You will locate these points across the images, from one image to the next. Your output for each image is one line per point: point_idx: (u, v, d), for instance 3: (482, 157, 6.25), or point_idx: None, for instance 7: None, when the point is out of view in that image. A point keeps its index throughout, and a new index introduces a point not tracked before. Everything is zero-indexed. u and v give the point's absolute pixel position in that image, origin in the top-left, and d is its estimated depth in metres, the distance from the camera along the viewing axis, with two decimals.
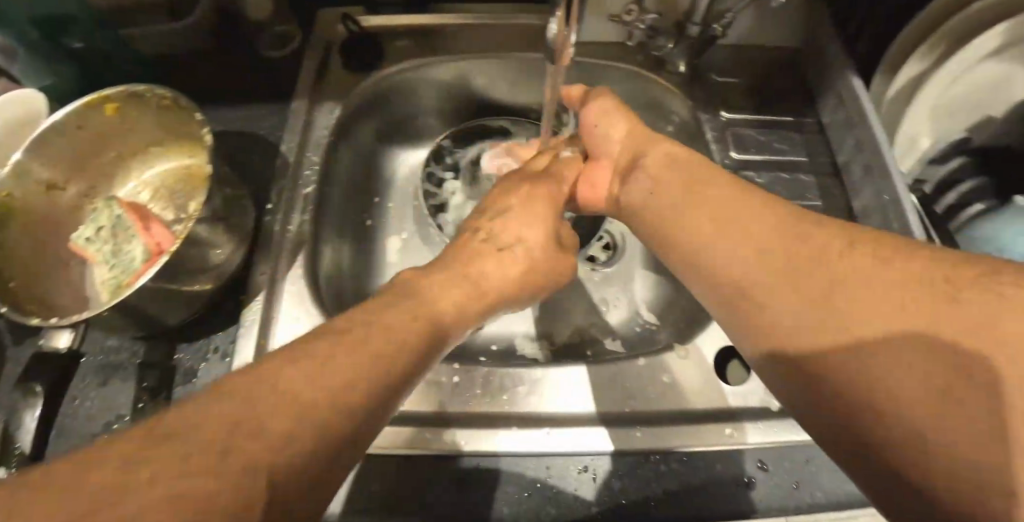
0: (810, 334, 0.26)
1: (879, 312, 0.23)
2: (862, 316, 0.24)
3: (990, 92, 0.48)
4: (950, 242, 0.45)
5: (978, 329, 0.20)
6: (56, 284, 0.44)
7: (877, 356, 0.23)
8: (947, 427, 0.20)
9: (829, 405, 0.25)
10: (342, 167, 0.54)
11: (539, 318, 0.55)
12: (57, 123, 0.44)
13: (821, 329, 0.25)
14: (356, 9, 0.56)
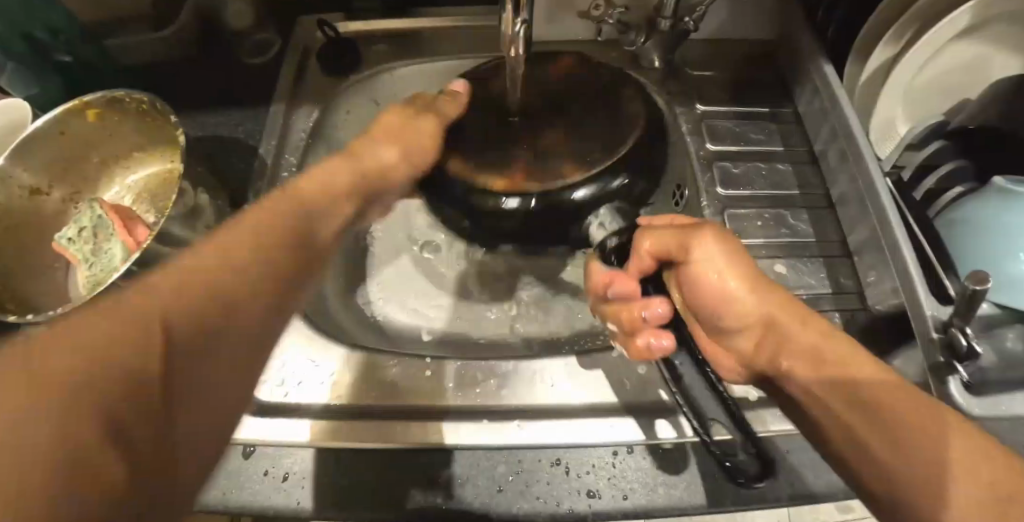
0: (837, 389, 0.30)
1: (867, 388, 0.29)
2: (855, 387, 0.29)
3: (960, 74, 0.49)
4: (927, 226, 0.43)
5: (923, 417, 0.26)
6: (39, 285, 0.45)
7: (875, 412, 0.28)
8: (906, 460, 0.26)
9: (846, 442, 0.29)
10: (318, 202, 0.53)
11: (528, 305, 0.55)
12: (40, 129, 0.45)
13: (831, 389, 0.30)
14: (335, 16, 0.57)
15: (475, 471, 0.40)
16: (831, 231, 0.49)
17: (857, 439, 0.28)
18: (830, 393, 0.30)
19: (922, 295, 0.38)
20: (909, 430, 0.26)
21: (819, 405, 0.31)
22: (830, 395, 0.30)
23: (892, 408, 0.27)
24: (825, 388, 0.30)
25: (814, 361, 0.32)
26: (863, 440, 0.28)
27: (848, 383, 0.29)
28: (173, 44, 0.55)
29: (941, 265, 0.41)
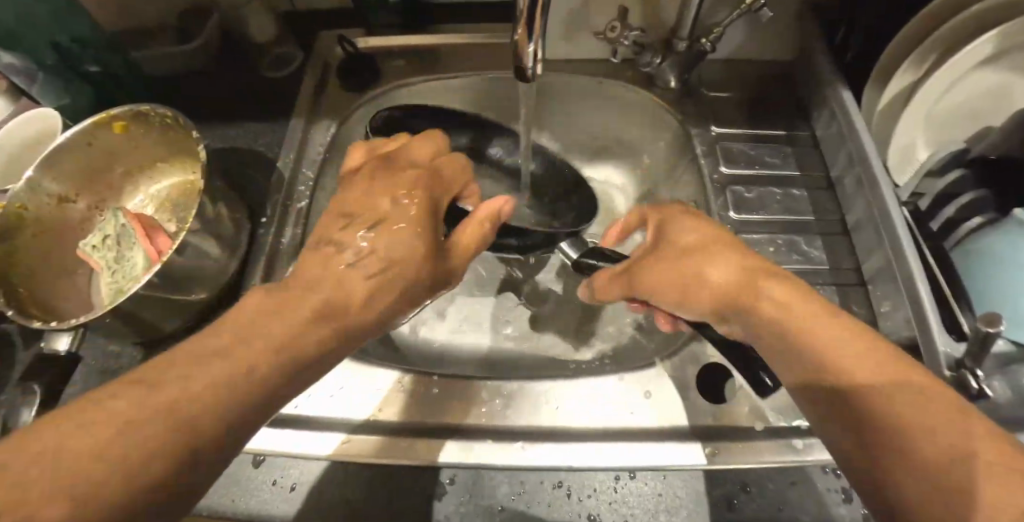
0: (869, 367, 0.26)
1: (897, 373, 0.26)
2: (882, 370, 0.26)
3: (985, 101, 0.47)
4: (945, 259, 0.43)
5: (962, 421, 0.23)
6: (64, 291, 0.47)
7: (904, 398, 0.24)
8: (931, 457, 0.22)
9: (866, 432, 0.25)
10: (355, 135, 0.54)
11: (541, 320, 0.56)
12: (69, 141, 0.46)
13: (859, 365, 0.27)
14: (355, 31, 0.58)
15: (480, 491, 0.40)
16: (846, 259, 0.49)
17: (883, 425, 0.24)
18: (864, 372, 0.26)
19: (935, 331, 0.37)
20: (942, 420, 0.23)
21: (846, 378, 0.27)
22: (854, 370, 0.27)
23: (929, 402, 0.24)
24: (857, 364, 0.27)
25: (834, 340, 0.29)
26: (894, 421, 0.24)
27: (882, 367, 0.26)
28: (197, 56, 0.57)
29: (956, 301, 0.40)
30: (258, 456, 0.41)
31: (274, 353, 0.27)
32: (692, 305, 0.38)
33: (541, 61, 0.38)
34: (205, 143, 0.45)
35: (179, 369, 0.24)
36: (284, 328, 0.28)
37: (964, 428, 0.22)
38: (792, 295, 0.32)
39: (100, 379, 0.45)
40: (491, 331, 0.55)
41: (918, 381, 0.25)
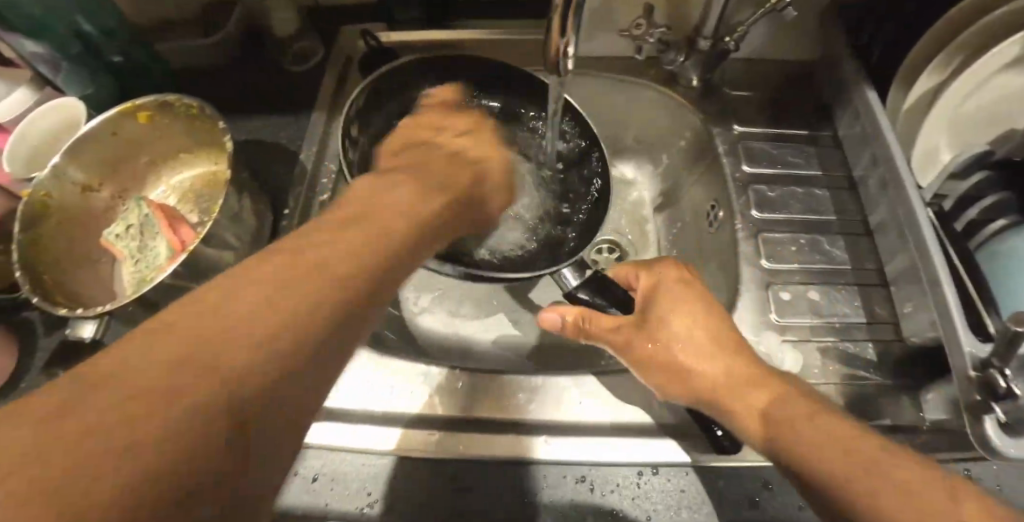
0: (830, 446, 0.30)
1: (851, 448, 0.30)
2: (839, 446, 0.30)
3: (1010, 103, 0.47)
4: (970, 260, 0.43)
5: (920, 496, 0.26)
6: (88, 279, 0.47)
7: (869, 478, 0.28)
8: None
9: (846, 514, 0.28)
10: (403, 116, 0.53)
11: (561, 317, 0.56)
12: (95, 130, 0.47)
13: (821, 444, 0.31)
14: (377, 26, 0.58)
15: (502, 484, 0.40)
16: (868, 259, 0.49)
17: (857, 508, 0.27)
18: (824, 449, 0.30)
19: (962, 332, 0.37)
20: (903, 499, 0.26)
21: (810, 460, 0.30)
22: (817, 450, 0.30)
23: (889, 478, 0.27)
24: (820, 444, 0.31)
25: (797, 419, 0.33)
26: (863, 503, 0.27)
27: (842, 444, 0.30)
28: (221, 49, 0.57)
29: (982, 302, 0.40)
30: None
31: (312, 308, 0.23)
32: (671, 389, 0.39)
33: (574, 57, 0.38)
34: (230, 134, 0.46)
35: (212, 321, 0.20)
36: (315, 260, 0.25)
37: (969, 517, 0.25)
38: (775, 397, 0.35)
39: None
40: (508, 329, 0.56)
41: (911, 477, 0.27)
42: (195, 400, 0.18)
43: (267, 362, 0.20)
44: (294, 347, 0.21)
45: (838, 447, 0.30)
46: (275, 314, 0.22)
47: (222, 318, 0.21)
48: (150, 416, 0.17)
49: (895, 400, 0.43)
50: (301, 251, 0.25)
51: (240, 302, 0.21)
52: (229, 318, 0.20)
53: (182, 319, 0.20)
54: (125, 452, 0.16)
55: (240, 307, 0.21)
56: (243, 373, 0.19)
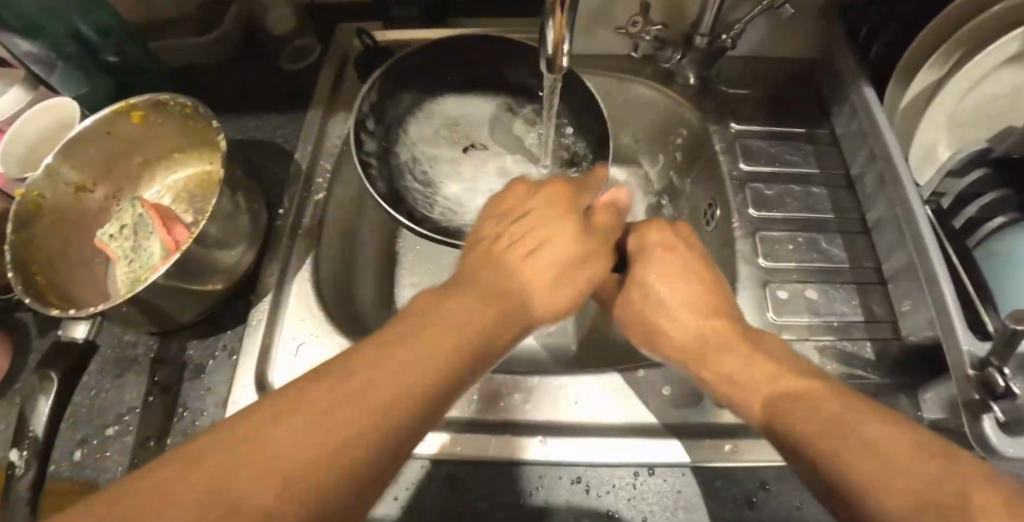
0: (812, 401, 0.29)
1: (835, 402, 0.28)
2: (822, 401, 0.28)
3: (1010, 99, 0.47)
4: (968, 258, 0.42)
5: (899, 442, 0.24)
6: (82, 279, 0.47)
7: (848, 424, 0.26)
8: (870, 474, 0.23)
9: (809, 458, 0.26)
10: (400, 106, 0.55)
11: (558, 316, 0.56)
12: (88, 129, 0.46)
13: (800, 399, 0.29)
14: (373, 24, 0.58)
15: (497, 486, 0.40)
16: (866, 257, 0.48)
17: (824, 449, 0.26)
18: (803, 406, 0.29)
19: (959, 330, 0.37)
20: (878, 444, 0.24)
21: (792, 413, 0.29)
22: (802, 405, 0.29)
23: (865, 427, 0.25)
24: (800, 401, 0.29)
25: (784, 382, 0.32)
26: (830, 448, 0.25)
27: (823, 401, 0.28)
28: (217, 48, 0.57)
29: (980, 300, 0.40)
30: None
31: (439, 363, 0.27)
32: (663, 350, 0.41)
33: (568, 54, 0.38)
34: (224, 133, 0.45)
35: (366, 366, 0.26)
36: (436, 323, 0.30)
37: (928, 476, 0.22)
38: (748, 360, 0.34)
39: (118, 368, 0.45)
40: None
41: (878, 434, 0.25)
42: (349, 437, 0.23)
43: (401, 407, 0.25)
44: (427, 395, 0.26)
45: (821, 404, 0.28)
46: (403, 365, 0.26)
47: (376, 363, 0.26)
48: (316, 446, 0.22)
49: (893, 399, 0.42)
50: (429, 308, 0.31)
51: (380, 353, 0.27)
52: (377, 362, 0.26)
53: (364, 362, 0.26)
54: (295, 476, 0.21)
55: (383, 355, 0.26)
56: (385, 418, 0.24)
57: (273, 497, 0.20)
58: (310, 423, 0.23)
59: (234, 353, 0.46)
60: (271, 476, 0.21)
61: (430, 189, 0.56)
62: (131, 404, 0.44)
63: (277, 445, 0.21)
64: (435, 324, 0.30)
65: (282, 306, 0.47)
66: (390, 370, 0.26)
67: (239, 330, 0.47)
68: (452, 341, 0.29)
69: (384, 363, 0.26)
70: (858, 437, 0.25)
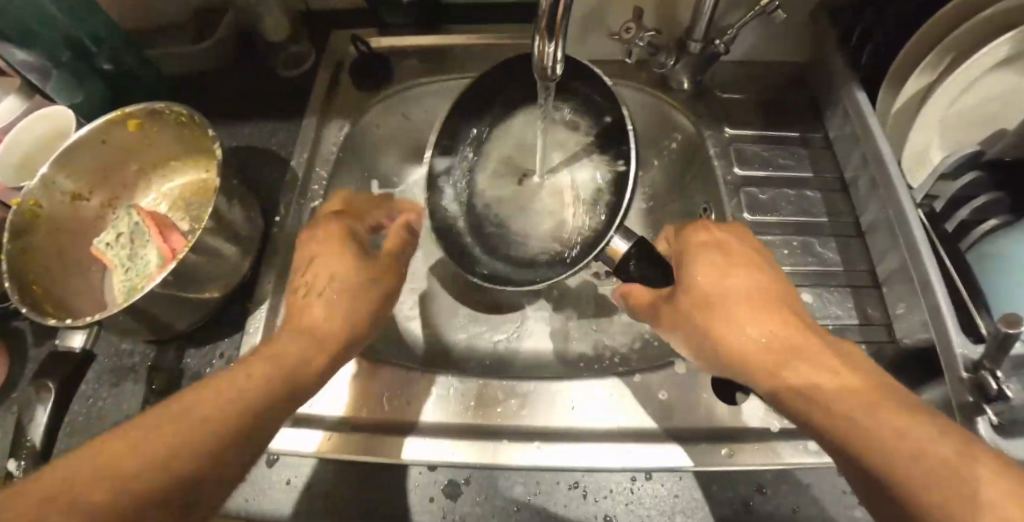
0: (861, 400, 0.27)
1: (888, 404, 0.26)
2: (868, 401, 0.27)
3: (1001, 103, 0.47)
4: (961, 260, 0.43)
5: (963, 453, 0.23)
6: (77, 288, 0.47)
7: (905, 428, 0.25)
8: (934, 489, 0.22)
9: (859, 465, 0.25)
10: (458, 161, 0.52)
11: (554, 320, 0.56)
12: (84, 138, 0.46)
13: (846, 393, 0.28)
14: (368, 32, 0.58)
15: (492, 492, 0.40)
16: (860, 260, 0.49)
17: (877, 457, 0.24)
18: (855, 402, 0.27)
19: (952, 333, 0.37)
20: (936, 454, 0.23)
21: (838, 409, 0.27)
22: (847, 405, 0.27)
23: (921, 435, 0.24)
24: (845, 398, 0.28)
25: (830, 373, 0.30)
26: (888, 457, 0.24)
27: (876, 401, 0.27)
28: (211, 56, 0.57)
29: (974, 304, 0.40)
30: (272, 455, 0.41)
31: (265, 375, 0.32)
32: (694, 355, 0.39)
33: (561, 61, 0.38)
34: (220, 142, 0.45)
35: (254, 380, 0.32)
36: (282, 341, 0.36)
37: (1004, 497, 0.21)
38: (802, 356, 0.32)
39: (115, 377, 0.45)
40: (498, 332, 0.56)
41: (943, 442, 0.24)
42: (216, 434, 0.28)
43: (251, 416, 0.30)
44: (268, 399, 0.31)
45: (867, 405, 0.27)
46: (267, 374, 0.33)
47: (263, 375, 0.32)
48: (196, 438, 0.27)
49: None
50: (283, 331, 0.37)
51: (256, 364, 0.33)
52: (250, 370, 0.32)
53: (233, 373, 0.31)
54: (168, 459, 0.26)
55: (267, 373, 0.33)
56: (244, 420, 0.30)
57: (147, 477, 0.25)
58: (189, 419, 0.28)
59: (231, 361, 0.46)
60: (168, 465, 0.26)
61: (504, 230, 0.53)
62: (129, 413, 0.44)
63: (151, 432, 0.27)
64: (277, 346, 0.35)
65: (279, 313, 0.47)
66: (256, 379, 0.32)
67: (236, 338, 0.47)
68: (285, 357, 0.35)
69: (251, 369, 0.32)
70: (920, 450, 0.24)
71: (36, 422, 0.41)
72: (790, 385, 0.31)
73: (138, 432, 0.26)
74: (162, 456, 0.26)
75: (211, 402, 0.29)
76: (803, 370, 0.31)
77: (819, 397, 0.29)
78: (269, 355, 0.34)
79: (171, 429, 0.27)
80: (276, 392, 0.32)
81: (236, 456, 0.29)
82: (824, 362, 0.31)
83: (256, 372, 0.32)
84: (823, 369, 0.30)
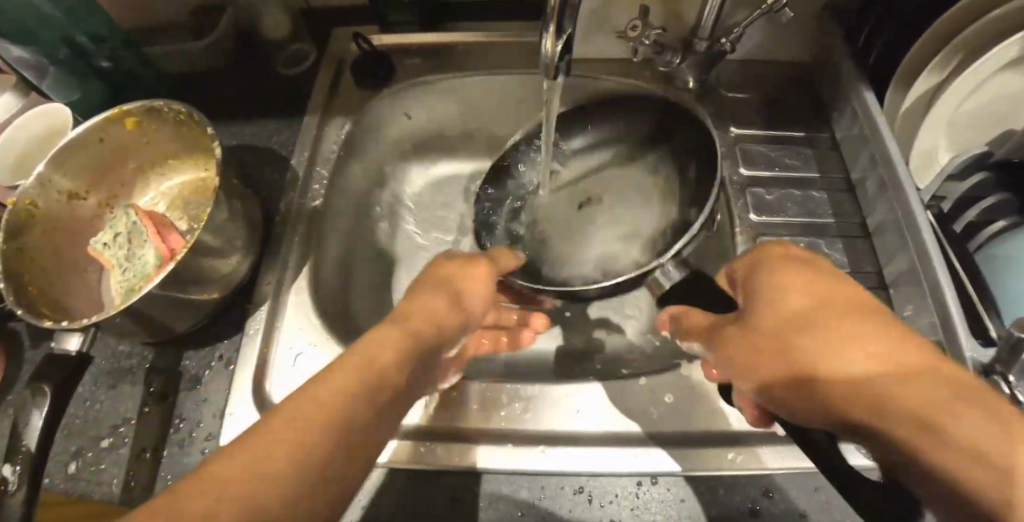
0: (931, 400, 0.20)
1: (956, 409, 0.19)
2: (936, 405, 0.20)
3: (1010, 103, 0.47)
4: (969, 262, 0.42)
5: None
6: (74, 289, 0.46)
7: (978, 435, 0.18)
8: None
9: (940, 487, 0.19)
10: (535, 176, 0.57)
11: (558, 322, 0.56)
12: (81, 136, 0.46)
13: (910, 387, 0.21)
14: (370, 29, 0.58)
15: (497, 497, 0.39)
16: (867, 262, 0.48)
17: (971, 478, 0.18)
18: (920, 397, 0.20)
19: (962, 336, 0.37)
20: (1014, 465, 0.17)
21: (913, 417, 0.20)
22: (921, 416, 0.20)
23: (985, 435, 0.18)
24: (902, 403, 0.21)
25: (889, 363, 0.22)
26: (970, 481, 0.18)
27: (947, 400, 0.20)
28: (211, 53, 0.56)
29: (982, 306, 0.40)
30: None
31: (361, 375, 0.26)
32: (775, 367, 0.27)
33: (569, 59, 0.37)
34: (219, 140, 0.45)
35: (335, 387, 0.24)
36: (380, 332, 0.30)
37: None
38: (855, 341, 0.24)
39: (113, 379, 0.44)
40: None
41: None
42: (316, 445, 0.21)
43: (336, 421, 0.23)
44: (370, 399, 0.25)
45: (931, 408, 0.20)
46: (380, 367, 0.27)
47: (363, 372, 0.26)
48: (293, 448, 0.20)
49: None
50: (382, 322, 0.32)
51: (362, 358, 0.27)
52: (358, 360, 0.27)
53: (348, 364, 0.26)
54: (269, 473, 0.20)
55: (384, 366, 0.27)
56: (334, 434, 0.22)
57: (266, 491, 0.19)
58: (307, 421, 0.22)
59: (231, 363, 0.45)
60: (268, 479, 0.19)
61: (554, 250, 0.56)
62: (126, 416, 0.43)
63: (249, 449, 0.20)
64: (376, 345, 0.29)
65: (280, 315, 0.46)
66: (325, 394, 0.23)
67: (235, 340, 0.46)
68: (385, 361, 0.28)
69: (359, 362, 0.27)
70: (1003, 462, 0.18)
71: (30, 428, 0.39)
72: (836, 382, 0.24)
73: (268, 434, 0.21)
74: (259, 474, 0.19)
75: (332, 398, 0.23)
76: (855, 359, 0.23)
77: (875, 394, 0.22)
78: (374, 343, 0.29)
79: (286, 437, 0.21)
80: (372, 388, 0.26)
81: (333, 470, 0.22)
82: (885, 343, 0.23)
83: (330, 380, 0.24)
84: (882, 356, 0.23)
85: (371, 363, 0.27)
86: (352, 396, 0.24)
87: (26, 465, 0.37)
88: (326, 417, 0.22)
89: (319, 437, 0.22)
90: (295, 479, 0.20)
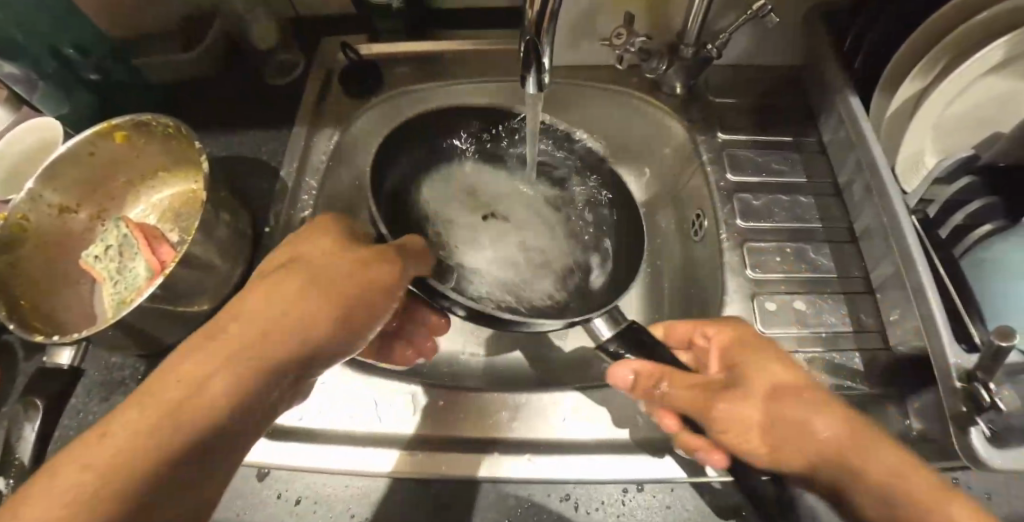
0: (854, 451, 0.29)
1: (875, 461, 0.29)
2: (860, 458, 0.29)
3: (996, 107, 0.47)
4: (954, 267, 0.42)
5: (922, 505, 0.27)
6: (65, 302, 0.46)
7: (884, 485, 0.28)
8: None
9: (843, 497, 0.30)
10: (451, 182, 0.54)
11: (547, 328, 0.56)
12: (71, 151, 0.46)
13: (828, 440, 0.30)
14: (358, 38, 0.58)
15: (484, 505, 0.40)
16: (854, 266, 0.48)
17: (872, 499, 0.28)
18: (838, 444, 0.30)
19: (946, 342, 0.37)
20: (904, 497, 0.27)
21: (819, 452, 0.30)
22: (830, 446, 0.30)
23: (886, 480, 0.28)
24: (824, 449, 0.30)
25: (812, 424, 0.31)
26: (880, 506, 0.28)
27: (864, 453, 0.29)
28: (199, 63, 0.56)
29: (967, 311, 0.40)
30: (262, 469, 0.41)
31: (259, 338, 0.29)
32: (785, 460, 0.32)
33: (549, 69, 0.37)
34: (207, 153, 0.45)
35: (239, 344, 0.28)
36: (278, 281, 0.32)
37: None
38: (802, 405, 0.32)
39: (105, 391, 0.45)
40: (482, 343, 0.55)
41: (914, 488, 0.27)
42: (191, 412, 0.25)
43: (231, 393, 0.27)
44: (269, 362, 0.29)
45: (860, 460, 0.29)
46: (278, 331, 0.29)
47: (252, 337, 0.28)
48: (163, 426, 0.24)
49: (880, 411, 0.43)
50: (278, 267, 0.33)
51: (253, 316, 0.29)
52: (252, 321, 0.29)
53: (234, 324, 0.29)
54: (143, 446, 0.24)
55: (280, 323, 0.30)
56: (213, 401, 0.26)
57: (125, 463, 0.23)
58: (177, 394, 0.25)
59: None
60: (138, 452, 0.24)
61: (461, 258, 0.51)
62: None
63: (126, 423, 0.24)
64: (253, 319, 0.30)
65: None
66: (222, 361, 0.27)
67: None
68: (313, 316, 0.31)
69: (253, 321, 0.29)
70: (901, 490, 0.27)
71: (24, 440, 0.41)
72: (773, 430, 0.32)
73: (147, 405, 0.25)
74: (140, 444, 0.24)
75: (202, 367, 0.27)
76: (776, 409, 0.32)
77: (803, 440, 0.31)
78: (278, 297, 0.30)
79: (141, 413, 0.25)
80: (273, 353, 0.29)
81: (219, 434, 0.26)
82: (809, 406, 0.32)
83: (227, 345, 0.28)
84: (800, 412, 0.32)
85: (266, 322, 0.29)
86: (251, 361, 0.28)
87: (19, 478, 0.40)
88: (212, 392, 0.26)
89: (195, 406, 0.25)
90: (160, 457, 0.24)
